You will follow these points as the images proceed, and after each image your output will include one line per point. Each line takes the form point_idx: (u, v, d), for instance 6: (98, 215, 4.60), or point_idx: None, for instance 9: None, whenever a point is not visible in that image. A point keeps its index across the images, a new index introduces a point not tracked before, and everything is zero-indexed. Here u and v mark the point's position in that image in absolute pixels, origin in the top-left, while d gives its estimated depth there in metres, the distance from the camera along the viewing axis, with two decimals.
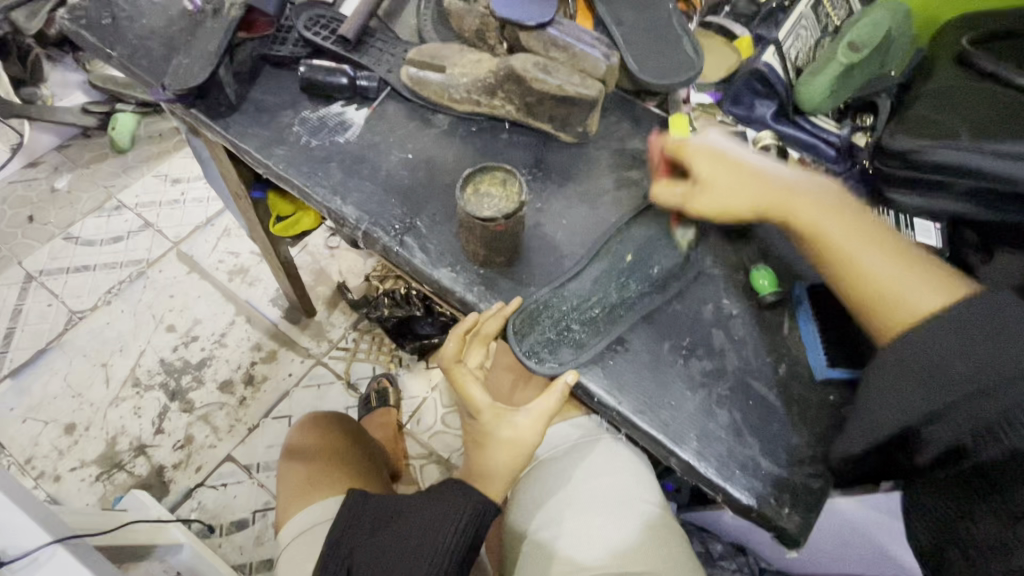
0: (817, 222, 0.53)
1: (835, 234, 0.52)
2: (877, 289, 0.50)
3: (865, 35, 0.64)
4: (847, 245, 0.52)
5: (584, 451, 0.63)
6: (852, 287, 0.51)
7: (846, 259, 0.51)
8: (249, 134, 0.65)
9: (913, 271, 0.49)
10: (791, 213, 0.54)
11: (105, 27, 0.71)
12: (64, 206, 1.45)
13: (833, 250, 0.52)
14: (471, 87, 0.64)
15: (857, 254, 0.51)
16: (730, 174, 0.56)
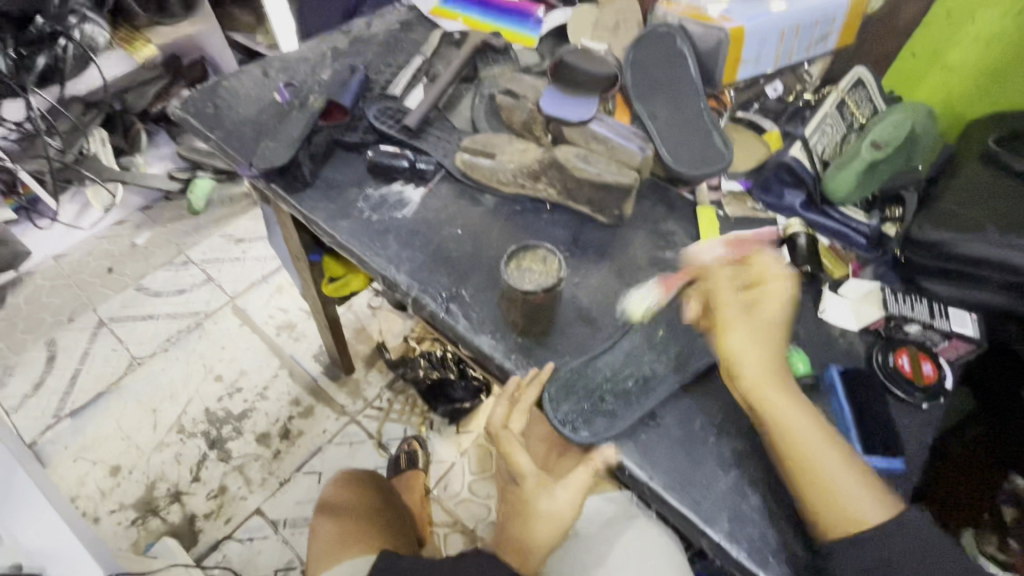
0: (793, 407, 0.51)
1: (807, 427, 0.50)
2: (822, 488, 0.47)
3: (887, 135, 0.69)
4: (814, 441, 0.49)
5: (620, 529, 0.63)
6: (802, 481, 0.48)
7: (805, 454, 0.49)
8: (318, 208, 0.73)
9: (855, 480, 0.48)
10: (779, 387, 0.52)
11: (207, 114, 0.84)
12: (140, 260, 1.60)
13: (797, 443, 0.49)
14: (516, 172, 0.71)
15: (818, 451, 0.49)
16: (777, 312, 0.54)
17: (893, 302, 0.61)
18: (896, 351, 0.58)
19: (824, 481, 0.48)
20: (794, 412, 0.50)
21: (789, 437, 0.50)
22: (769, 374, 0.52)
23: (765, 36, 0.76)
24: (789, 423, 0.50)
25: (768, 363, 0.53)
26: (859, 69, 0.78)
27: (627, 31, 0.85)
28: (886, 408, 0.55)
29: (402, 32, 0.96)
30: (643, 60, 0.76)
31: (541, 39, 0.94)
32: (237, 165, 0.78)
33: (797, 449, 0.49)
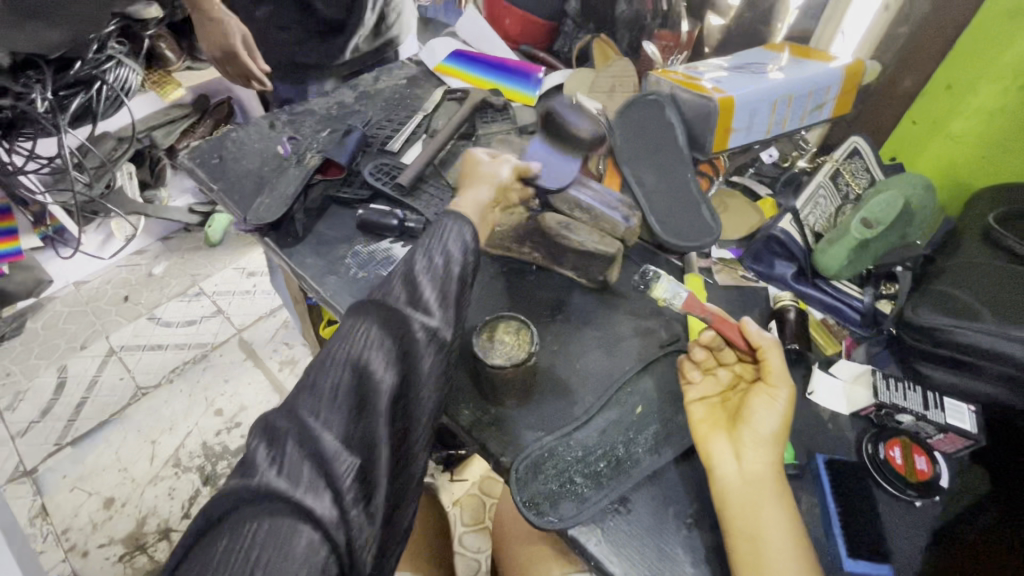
0: (769, 511, 0.47)
1: (774, 523, 0.46)
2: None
3: (877, 213, 0.64)
4: (776, 549, 0.45)
5: None
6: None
7: (761, 557, 0.45)
8: (308, 262, 0.74)
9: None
10: (759, 483, 0.48)
11: (213, 165, 0.87)
12: (154, 290, 1.65)
13: (758, 536, 0.46)
14: (502, 235, 0.71)
15: (778, 562, 0.45)
16: (761, 408, 0.51)
17: (885, 388, 0.57)
18: (888, 442, 0.55)
19: None
20: (769, 514, 0.47)
21: (749, 534, 0.46)
22: (757, 477, 0.48)
23: (757, 106, 0.74)
24: (756, 524, 0.46)
25: (759, 462, 0.49)
26: (854, 138, 0.76)
27: (621, 96, 0.87)
28: (871, 507, 0.52)
29: (407, 89, 0.99)
30: (624, 133, 0.77)
31: (540, 98, 0.96)
32: (236, 216, 0.81)
33: (755, 547, 0.45)
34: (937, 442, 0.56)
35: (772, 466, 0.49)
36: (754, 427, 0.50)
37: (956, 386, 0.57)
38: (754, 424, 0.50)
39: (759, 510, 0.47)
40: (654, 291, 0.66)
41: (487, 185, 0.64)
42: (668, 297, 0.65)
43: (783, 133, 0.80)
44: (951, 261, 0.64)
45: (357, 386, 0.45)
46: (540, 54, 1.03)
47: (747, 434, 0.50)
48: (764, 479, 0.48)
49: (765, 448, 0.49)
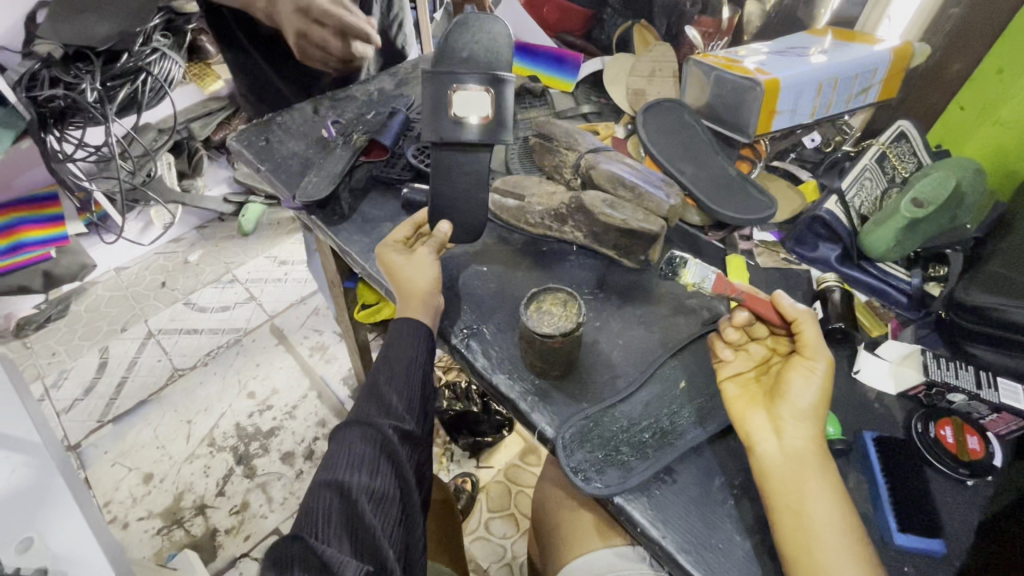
0: (812, 485, 0.46)
1: (819, 497, 0.46)
2: (812, 575, 0.43)
3: (929, 192, 0.64)
4: (822, 523, 0.45)
5: None
6: (793, 555, 0.44)
7: (807, 531, 0.45)
8: (353, 240, 0.76)
9: (856, 561, 0.43)
10: (801, 458, 0.47)
11: (260, 147, 0.89)
12: (191, 276, 1.70)
13: (802, 509, 0.45)
14: (544, 214, 0.72)
15: (825, 535, 0.44)
16: (797, 382, 0.50)
17: (935, 367, 0.56)
18: (938, 422, 0.55)
19: (819, 552, 0.44)
20: (812, 487, 0.46)
21: (794, 508, 0.46)
22: (799, 452, 0.48)
23: (802, 89, 0.73)
24: (800, 499, 0.46)
25: (800, 436, 0.48)
26: (901, 122, 0.76)
27: (661, 80, 0.87)
28: (919, 483, 0.52)
29: None
30: (657, 126, 0.79)
31: (577, 84, 0.97)
32: (282, 195, 0.83)
33: (800, 521, 0.45)
34: (990, 422, 0.55)
35: (812, 441, 0.48)
36: (793, 402, 0.49)
37: (1009, 367, 0.56)
38: (791, 399, 0.49)
39: (803, 484, 0.46)
40: (682, 275, 0.61)
41: (432, 293, 0.64)
42: (697, 281, 0.60)
43: (826, 117, 0.80)
44: (1004, 241, 0.62)
45: (372, 444, 0.55)
46: (578, 42, 1.04)
47: (786, 409, 0.49)
48: (804, 452, 0.48)
49: (804, 422, 0.48)
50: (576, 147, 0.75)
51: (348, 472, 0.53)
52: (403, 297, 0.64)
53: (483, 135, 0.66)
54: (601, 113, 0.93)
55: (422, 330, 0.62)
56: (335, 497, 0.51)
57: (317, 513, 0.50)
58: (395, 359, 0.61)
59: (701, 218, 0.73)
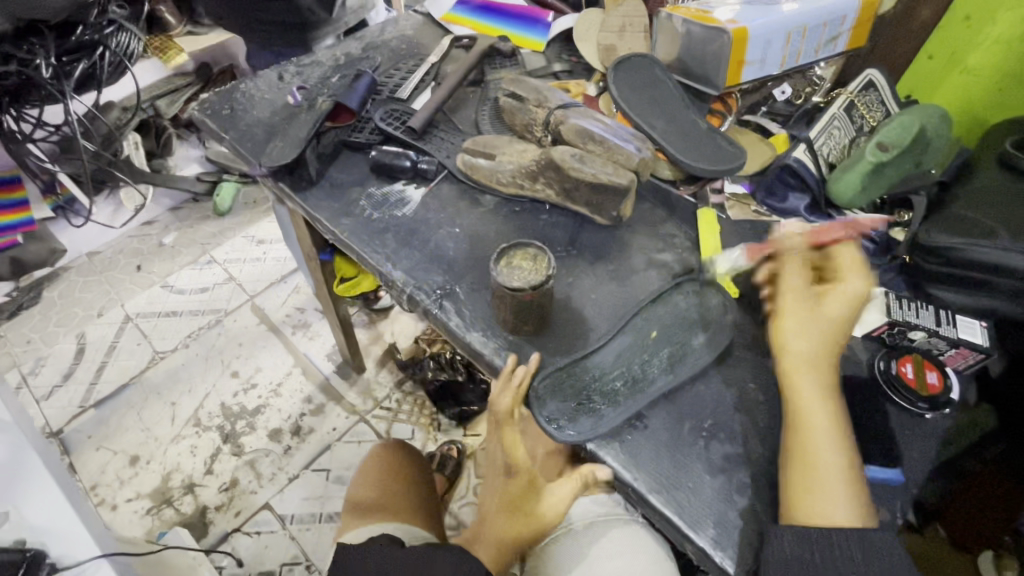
0: (804, 413, 0.50)
1: (814, 423, 0.49)
2: (795, 491, 0.47)
3: (895, 137, 0.65)
4: (824, 448, 0.48)
5: (601, 531, 0.63)
6: (786, 475, 0.48)
7: (810, 458, 0.48)
8: (322, 206, 0.74)
9: (833, 486, 0.46)
10: (797, 392, 0.51)
11: (223, 116, 0.86)
12: (166, 258, 1.67)
13: (797, 432, 0.49)
14: (515, 172, 0.71)
15: (825, 461, 0.47)
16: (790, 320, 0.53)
17: (897, 307, 0.58)
18: (900, 359, 0.56)
19: (803, 471, 0.47)
20: (814, 416, 0.49)
21: (793, 431, 0.50)
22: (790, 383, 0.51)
23: (771, 38, 0.73)
24: (797, 424, 0.50)
25: (790, 372, 0.51)
26: (869, 70, 0.76)
27: (632, 35, 0.86)
28: (878, 418, 0.53)
29: (414, 39, 0.99)
30: (626, 81, 0.78)
31: (549, 43, 0.95)
32: (248, 163, 0.81)
33: (792, 445, 0.49)
34: (949, 358, 0.58)
35: (801, 377, 0.51)
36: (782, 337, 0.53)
37: (965, 305, 0.59)
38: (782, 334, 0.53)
39: (805, 413, 0.49)
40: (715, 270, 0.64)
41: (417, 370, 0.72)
42: (729, 269, 0.64)
43: (796, 68, 0.79)
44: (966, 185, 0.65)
45: None
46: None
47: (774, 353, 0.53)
48: (800, 383, 0.51)
49: (795, 356, 0.51)
50: (546, 104, 0.75)
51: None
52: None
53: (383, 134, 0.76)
54: (572, 72, 0.91)
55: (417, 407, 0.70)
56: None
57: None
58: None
59: (672, 171, 0.72)
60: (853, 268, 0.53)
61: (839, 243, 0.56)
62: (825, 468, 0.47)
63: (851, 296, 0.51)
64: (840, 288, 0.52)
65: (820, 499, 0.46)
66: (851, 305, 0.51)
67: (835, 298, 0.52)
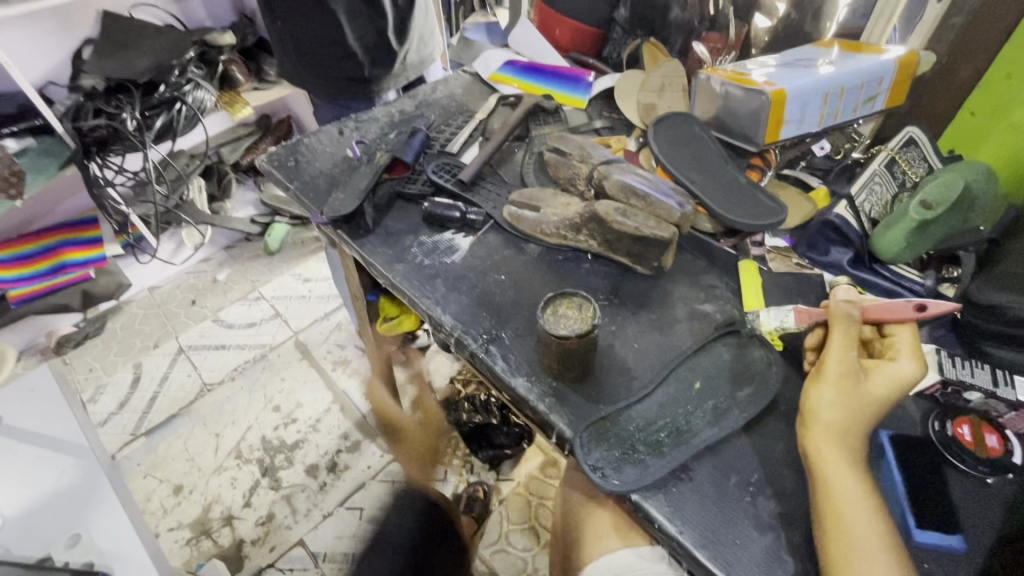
0: (841, 481, 0.46)
1: (853, 493, 0.45)
2: (844, 557, 0.43)
3: (937, 194, 0.64)
4: (854, 518, 0.45)
5: None
6: (829, 541, 0.45)
7: (842, 531, 0.44)
8: (376, 252, 0.79)
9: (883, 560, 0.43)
10: (827, 460, 0.47)
11: (289, 167, 0.94)
12: (219, 294, 1.77)
13: (835, 498, 0.46)
14: (559, 224, 0.75)
15: (859, 534, 0.44)
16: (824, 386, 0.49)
17: (950, 366, 0.58)
18: (956, 420, 0.54)
19: (851, 542, 0.44)
20: (841, 486, 0.46)
21: (827, 499, 0.46)
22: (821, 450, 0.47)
23: (809, 98, 0.76)
24: (832, 490, 0.46)
25: (820, 442, 0.48)
26: (910, 128, 0.77)
27: (671, 94, 0.91)
28: (934, 478, 0.52)
29: (463, 97, 1.06)
30: (666, 137, 0.82)
31: (590, 101, 1.01)
32: (310, 212, 0.88)
33: (835, 510, 0.45)
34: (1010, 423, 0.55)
35: (835, 443, 0.47)
36: (813, 402, 0.49)
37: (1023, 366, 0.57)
38: (814, 400, 0.49)
39: (828, 481, 0.46)
40: (761, 325, 0.64)
41: None
42: (776, 327, 0.62)
43: (835, 125, 0.81)
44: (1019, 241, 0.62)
45: None
46: (590, 60, 1.09)
47: (803, 419, 0.50)
48: (833, 451, 0.47)
49: (829, 424, 0.48)
50: (589, 159, 0.79)
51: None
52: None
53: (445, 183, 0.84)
54: (613, 127, 0.95)
55: None
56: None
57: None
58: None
59: (712, 225, 0.73)
60: (910, 352, 0.50)
61: (897, 324, 0.52)
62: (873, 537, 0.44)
63: (899, 380, 0.49)
64: (888, 368, 0.50)
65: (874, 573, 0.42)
66: (897, 387, 0.49)
67: (879, 377, 0.49)
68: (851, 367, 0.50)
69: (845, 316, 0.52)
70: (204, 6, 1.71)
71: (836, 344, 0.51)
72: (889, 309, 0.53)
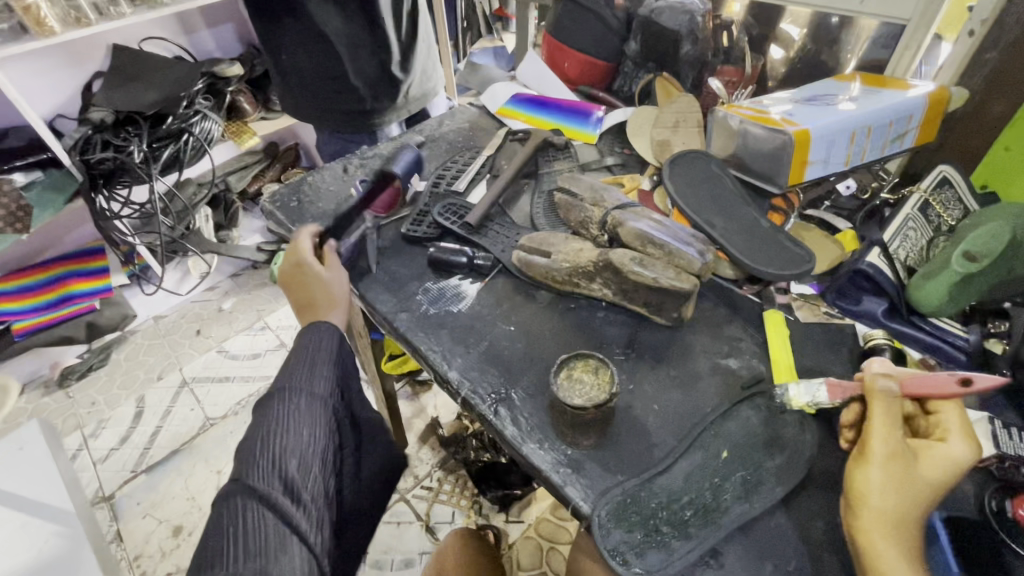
0: None
1: None
2: None
3: (982, 244, 0.59)
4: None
5: None
6: None
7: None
8: (380, 300, 0.75)
9: None
10: (877, 555, 0.42)
11: (291, 207, 0.91)
12: (224, 324, 1.74)
13: None
14: (571, 271, 0.71)
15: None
16: (870, 468, 0.44)
17: (1006, 438, 0.53)
18: (1016, 499, 0.48)
19: None
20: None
21: None
22: (871, 543, 0.42)
23: (835, 138, 0.72)
24: None
25: (870, 532, 0.43)
26: (942, 166, 0.73)
27: (686, 131, 0.87)
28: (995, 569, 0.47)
29: (470, 132, 1.04)
30: (682, 175, 0.78)
31: (601, 136, 0.98)
32: None
33: None
34: None
35: (885, 536, 0.42)
36: (858, 486, 0.44)
37: None
38: (860, 483, 0.44)
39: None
40: (791, 402, 0.57)
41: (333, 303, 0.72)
42: (808, 402, 0.56)
43: (861, 164, 0.77)
44: None
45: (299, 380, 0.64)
46: (600, 94, 1.06)
47: (848, 504, 0.45)
48: (884, 544, 0.42)
49: (878, 513, 0.43)
50: (602, 203, 0.76)
51: (270, 468, 0.56)
52: (308, 309, 0.72)
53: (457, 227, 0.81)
54: (625, 164, 0.92)
55: (327, 329, 0.69)
56: (251, 497, 0.53)
57: (238, 520, 0.52)
58: (312, 357, 0.66)
59: (734, 271, 0.70)
60: (960, 431, 0.45)
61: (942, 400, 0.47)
62: None
63: (952, 464, 0.43)
64: (940, 449, 0.44)
65: None
66: (951, 472, 0.43)
67: (929, 459, 0.44)
68: (897, 446, 0.45)
69: (886, 389, 0.47)
70: (213, 38, 1.71)
71: (879, 420, 0.46)
72: (929, 382, 0.48)
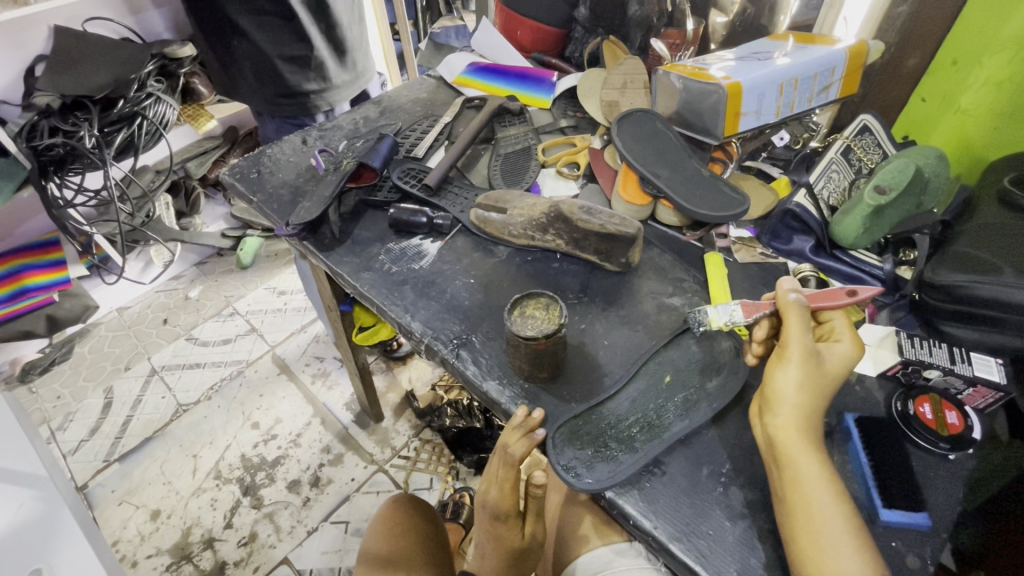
0: (805, 463, 0.46)
1: (815, 474, 0.46)
2: (811, 534, 0.44)
3: (891, 179, 0.66)
4: (819, 501, 0.45)
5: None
6: (796, 521, 0.45)
7: (810, 513, 0.45)
8: (343, 262, 0.77)
9: (851, 534, 0.43)
10: (788, 443, 0.47)
11: (251, 179, 0.91)
12: (192, 312, 1.72)
13: (798, 479, 0.46)
14: (525, 225, 0.74)
15: (823, 515, 0.44)
16: (788, 370, 0.49)
17: (910, 346, 0.58)
18: (917, 400, 0.56)
19: (820, 523, 0.44)
20: (805, 467, 0.46)
21: (792, 480, 0.46)
22: (786, 434, 0.48)
23: (764, 89, 0.77)
24: (795, 473, 0.46)
25: (785, 425, 0.48)
26: (864, 116, 0.80)
27: (633, 92, 0.91)
28: (898, 456, 0.53)
29: (428, 102, 1.05)
30: (629, 134, 0.81)
31: (554, 101, 1.02)
32: (275, 224, 0.85)
33: (801, 492, 0.46)
34: (968, 397, 0.57)
35: (796, 425, 0.48)
36: (774, 386, 0.49)
37: (979, 342, 0.59)
38: (777, 385, 0.49)
39: (792, 465, 0.47)
40: (709, 323, 0.60)
41: None
42: (725, 323, 0.59)
43: (792, 115, 0.83)
44: (969, 224, 0.66)
45: None
46: (552, 61, 1.10)
47: (766, 404, 0.50)
48: (797, 436, 0.47)
49: (792, 407, 0.48)
50: None
51: None
52: None
53: (422, 191, 0.84)
54: (578, 126, 0.96)
55: None
56: None
57: None
58: None
59: (677, 219, 0.76)
60: (849, 334, 0.52)
61: (835, 309, 0.54)
62: (841, 515, 0.44)
63: (845, 359, 0.50)
64: (838, 348, 0.51)
65: (842, 553, 0.43)
66: (845, 367, 0.50)
67: (829, 359, 0.50)
68: (809, 348, 0.50)
69: (798, 300, 0.53)
70: (162, 19, 1.61)
71: (793, 328, 0.51)
72: (826, 295, 0.55)
